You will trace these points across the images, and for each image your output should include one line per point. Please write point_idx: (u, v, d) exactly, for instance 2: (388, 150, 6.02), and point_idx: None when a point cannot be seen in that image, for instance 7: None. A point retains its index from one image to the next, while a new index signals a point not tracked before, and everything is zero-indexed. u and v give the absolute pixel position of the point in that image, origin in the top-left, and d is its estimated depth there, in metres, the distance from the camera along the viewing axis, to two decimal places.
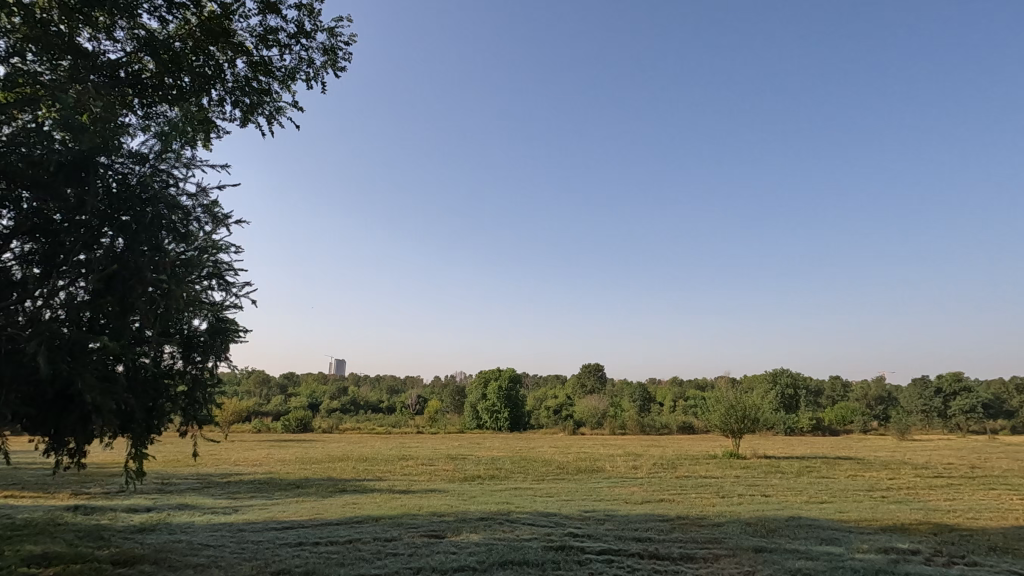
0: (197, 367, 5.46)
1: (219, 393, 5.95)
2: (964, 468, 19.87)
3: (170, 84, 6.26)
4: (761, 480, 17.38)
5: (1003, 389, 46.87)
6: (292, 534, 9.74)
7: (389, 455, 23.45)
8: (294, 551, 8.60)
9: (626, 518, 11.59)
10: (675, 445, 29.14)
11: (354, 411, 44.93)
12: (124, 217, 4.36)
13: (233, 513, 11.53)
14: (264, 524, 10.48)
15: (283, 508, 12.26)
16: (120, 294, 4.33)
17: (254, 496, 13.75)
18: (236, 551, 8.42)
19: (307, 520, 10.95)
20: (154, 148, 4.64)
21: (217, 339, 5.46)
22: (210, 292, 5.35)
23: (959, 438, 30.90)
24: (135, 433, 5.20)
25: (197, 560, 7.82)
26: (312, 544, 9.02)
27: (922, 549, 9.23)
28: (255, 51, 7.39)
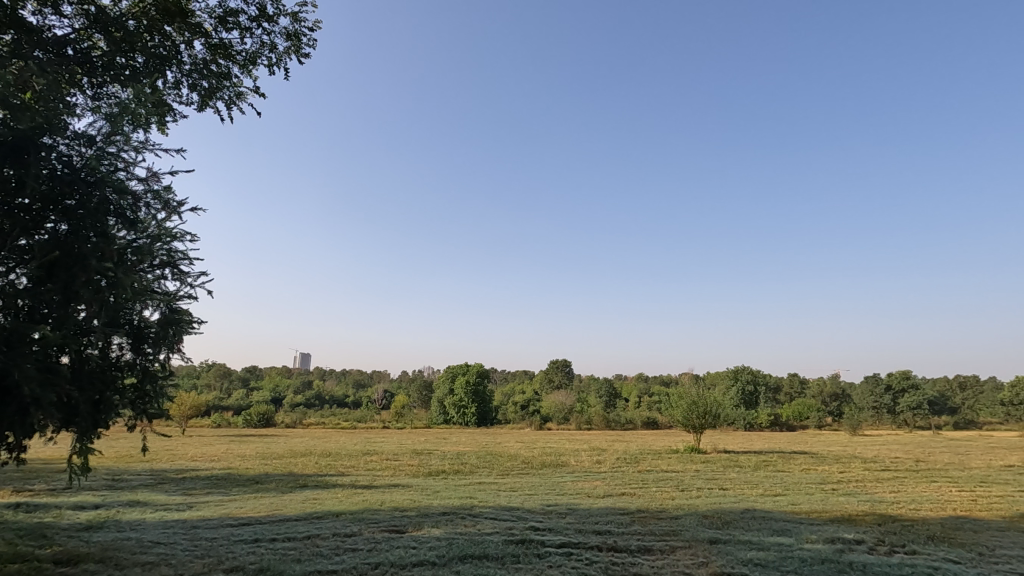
0: (148, 359, 5.13)
1: (173, 386, 5.64)
2: (909, 461, 20.82)
3: (123, 64, 5.90)
4: (719, 474, 17.84)
5: (947, 386, 49.19)
6: (248, 530, 9.46)
7: (352, 450, 23.12)
8: (249, 547, 8.36)
9: (587, 512, 11.70)
10: (639, 439, 29.66)
11: (318, 406, 44.10)
12: (69, 202, 4.20)
13: (187, 509, 11.16)
14: (219, 521, 10.16)
15: (240, 504, 11.93)
16: (63, 282, 4.07)
17: (210, 492, 13.33)
18: (189, 549, 8.14)
19: (264, 516, 10.67)
20: (101, 131, 4.43)
21: (168, 330, 5.09)
22: (162, 281, 5.15)
23: (906, 433, 32.31)
24: (79, 427, 4.86)
25: (146, 558, 7.52)
26: (268, 541, 8.79)
27: (866, 539, 9.60)
28: (214, 33, 7.06)
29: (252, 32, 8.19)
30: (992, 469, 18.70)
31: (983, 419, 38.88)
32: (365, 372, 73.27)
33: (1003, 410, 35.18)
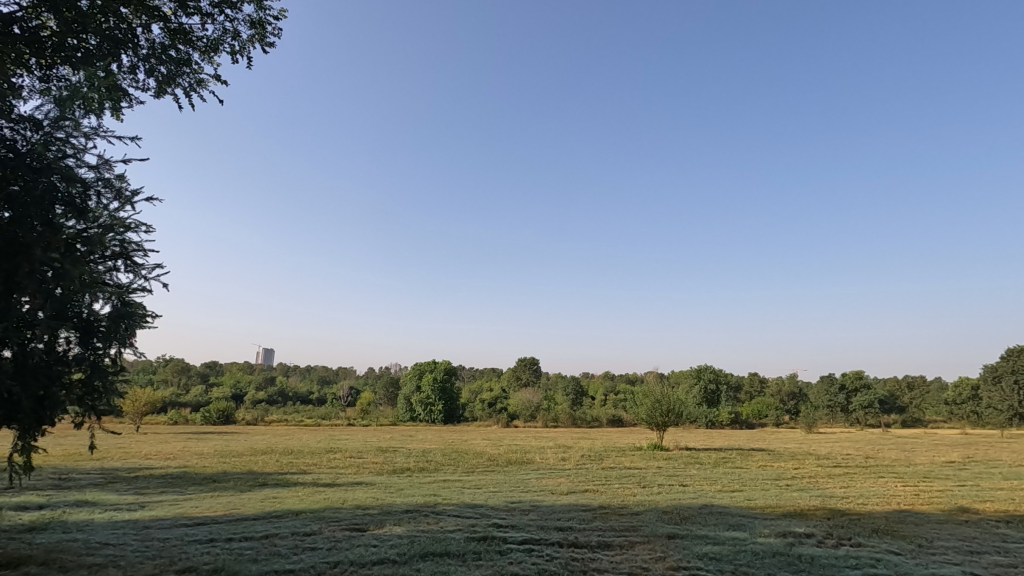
0: (97, 354, 4.95)
1: (125, 383, 5.46)
2: (859, 458, 21.77)
3: (75, 46, 5.68)
4: (679, 470, 18.31)
5: (896, 385, 51.54)
6: (204, 530, 9.27)
7: (316, 447, 22.78)
8: (204, 548, 8.20)
9: (550, 509, 11.87)
10: (604, 437, 30.13)
11: (282, 403, 43.21)
12: (13, 187, 4.04)
13: (139, 510, 10.83)
14: (173, 521, 9.92)
15: (196, 503, 11.64)
16: (5, 272, 3.92)
17: (165, 491, 12.96)
18: (139, 550, 7.93)
19: (220, 516, 10.46)
20: (49, 115, 4.30)
21: (120, 323, 4.97)
22: (114, 273, 5.01)
23: (857, 432, 33.70)
24: (23, 424, 4.72)
25: (93, 560, 7.31)
26: (224, 541, 8.63)
27: (816, 533, 10.04)
28: (173, 17, 6.86)
29: (213, 18, 8.00)
30: (934, 465, 19.72)
31: (929, 417, 40.89)
32: (330, 368, 72.02)
33: (947, 409, 37.08)
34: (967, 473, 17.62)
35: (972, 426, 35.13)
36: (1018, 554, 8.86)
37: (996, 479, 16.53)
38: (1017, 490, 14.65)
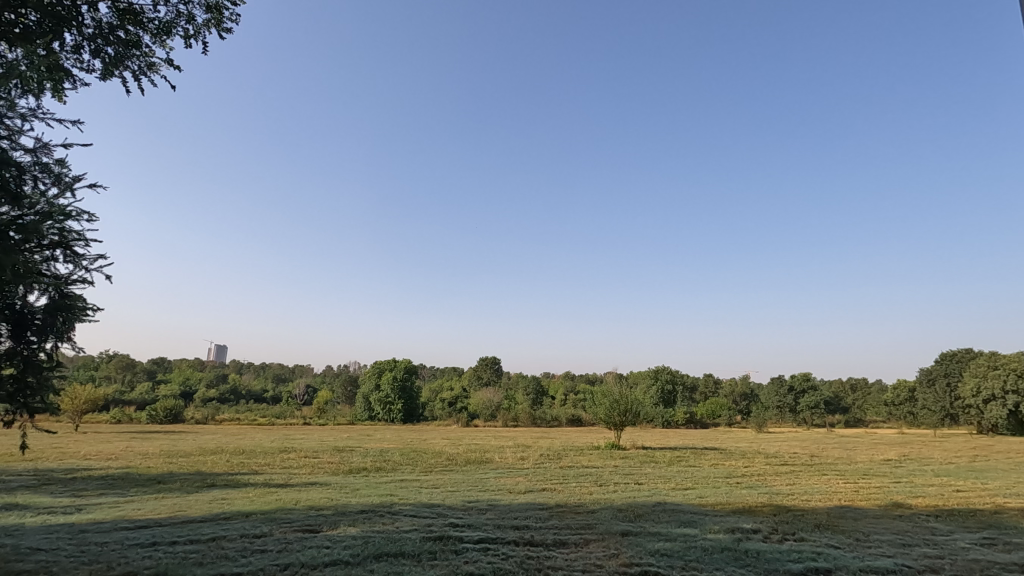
0: (31, 348, 4.70)
1: (61, 380, 5.18)
2: (805, 457, 22.69)
3: (12, 20, 5.31)
4: (635, 469, 18.66)
5: (840, 386, 54.01)
6: (146, 534, 8.89)
7: (269, 447, 22.13)
8: (145, 552, 7.87)
9: (508, 508, 11.90)
10: (563, 437, 30.39)
11: (234, 401, 41.82)
12: None
13: (75, 513, 10.29)
14: (113, 524, 9.46)
15: (138, 505, 11.14)
16: None
17: (104, 493, 12.34)
18: (74, 555, 7.53)
19: (165, 518, 10.05)
20: None
21: (57, 317, 4.67)
22: (52, 264, 4.77)
23: (804, 431, 35.14)
24: None
25: (23, 566, 6.90)
26: (168, 544, 8.30)
27: (762, 528, 10.41)
28: None
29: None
30: (872, 463, 20.77)
31: (870, 418, 43.04)
32: (286, 366, 70.05)
33: (886, 409, 39.12)
34: (903, 470, 18.60)
35: (908, 426, 37.16)
36: (945, 545, 9.41)
37: (928, 476, 17.54)
38: (946, 486, 15.58)
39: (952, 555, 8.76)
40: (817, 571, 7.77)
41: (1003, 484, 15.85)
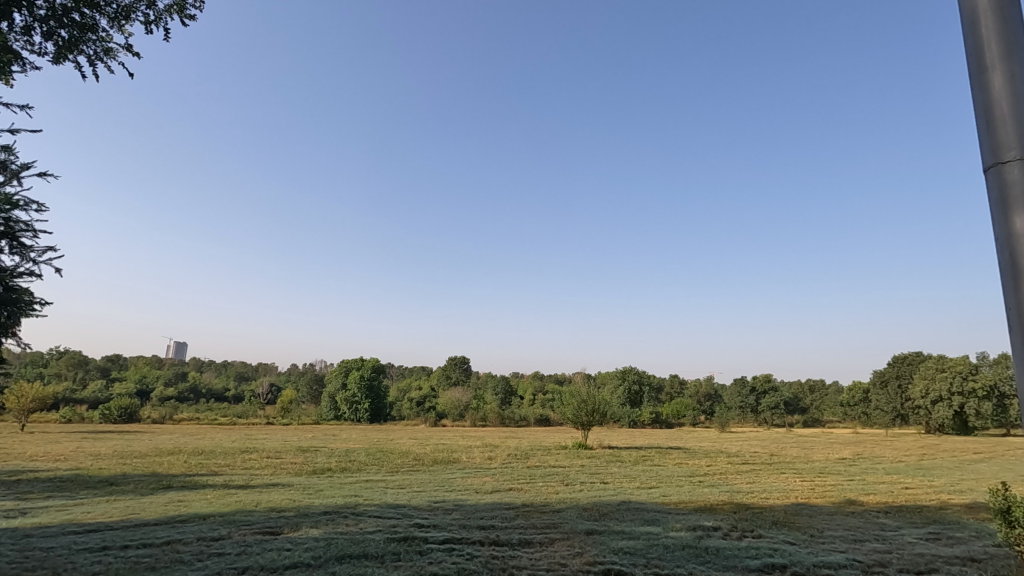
0: None
1: (5, 377, 4.94)
2: (765, 456, 23.30)
3: None
4: (602, 468, 18.86)
5: (799, 387, 55.69)
6: (95, 538, 8.52)
7: (230, 447, 21.49)
8: (94, 557, 7.54)
9: (474, 508, 11.85)
10: (531, 437, 30.41)
11: (193, 400, 40.51)
12: None
13: (19, 517, 9.79)
14: (60, 528, 9.04)
15: (88, 508, 10.67)
16: None
17: (51, 496, 11.76)
18: (16, 561, 7.15)
19: (116, 521, 9.65)
20: None
21: (3, 311, 4.40)
22: None
23: (765, 431, 36.06)
24: None
25: None
26: (119, 549, 7.98)
27: (723, 526, 10.63)
28: None
29: None
30: (828, 461, 21.48)
31: (826, 418, 44.50)
32: (249, 364, 68.23)
33: (842, 410, 40.52)
34: (856, 469, 19.27)
35: (862, 426, 38.58)
36: (894, 540, 9.79)
37: (879, 474, 18.23)
38: (896, 483, 16.23)
39: (900, 550, 9.11)
40: (774, 566, 7.99)
41: (947, 481, 16.60)
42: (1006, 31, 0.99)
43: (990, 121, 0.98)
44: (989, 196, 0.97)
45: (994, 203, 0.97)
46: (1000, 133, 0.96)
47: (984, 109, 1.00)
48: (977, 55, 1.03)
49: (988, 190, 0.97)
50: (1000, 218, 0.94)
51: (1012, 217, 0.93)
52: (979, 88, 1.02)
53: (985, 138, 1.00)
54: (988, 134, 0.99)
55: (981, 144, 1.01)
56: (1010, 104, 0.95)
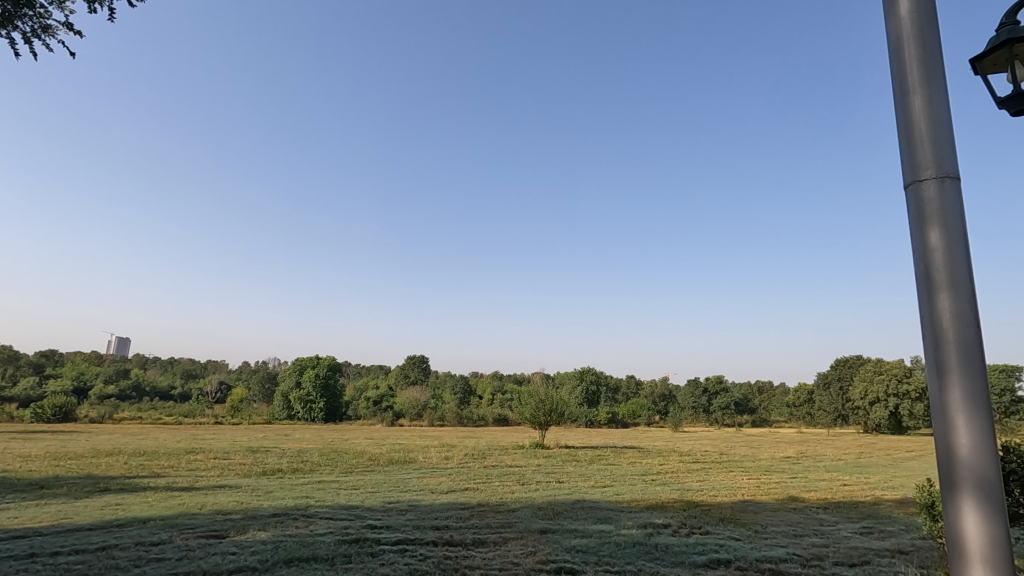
0: None
1: None
2: (715, 455, 24.02)
3: None
4: (558, 468, 19.04)
5: (748, 387, 57.73)
6: (22, 544, 8.01)
7: (174, 448, 20.58)
8: (20, 564, 7.10)
9: (429, 508, 11.76)
10: (488, 436, 30.34)
11: (136, 398, 38.52)
12: None
13: None
14: None
15: (15, 513, 10.01)
16: None
17: None
18: None
19: (46, 527, 9.09)
20: None
21: None
22: None
23: (716, 431, 37.14)
24: None
25: None
26: (48, 555, 7.52)
27: (672, 523, 10.91)
28: None
29: None
30: (773, 460, 22.32)
31: (773, 418, 46.20)
32: (197, 360, 65.40)
33: (787, 411, 42.19)
34: (799, 467, 20.10)
35: (806, 425, 40.29)
36: (831, 535, 10.28)
37: (820, 471, 19.08)
38: (835, 481, 17.03)
39: (836, 544, 9.56)
40: (719, 562, 8.25)
41: (881, 478, 17.54)
42: (926, 56, 1.07)
43: (910, 136, 1.05)
44: (909, 211, 1.04)
45: (912, 217, 1.05)
46: (917, 152, 1.04)
47: (902, 128, 1.08)
48: (902, 77, 1.11)
49: (911, 203, 1.05)
50: (914, 230, 1.02)
51: (924, 230, 1.01)
52: (900, 108, 1.09)
53: (907, 155, 1.07)
54: (907, 151, 1.06)
55: (904, 159, 1.09)
56: (926, 124, 1.03)
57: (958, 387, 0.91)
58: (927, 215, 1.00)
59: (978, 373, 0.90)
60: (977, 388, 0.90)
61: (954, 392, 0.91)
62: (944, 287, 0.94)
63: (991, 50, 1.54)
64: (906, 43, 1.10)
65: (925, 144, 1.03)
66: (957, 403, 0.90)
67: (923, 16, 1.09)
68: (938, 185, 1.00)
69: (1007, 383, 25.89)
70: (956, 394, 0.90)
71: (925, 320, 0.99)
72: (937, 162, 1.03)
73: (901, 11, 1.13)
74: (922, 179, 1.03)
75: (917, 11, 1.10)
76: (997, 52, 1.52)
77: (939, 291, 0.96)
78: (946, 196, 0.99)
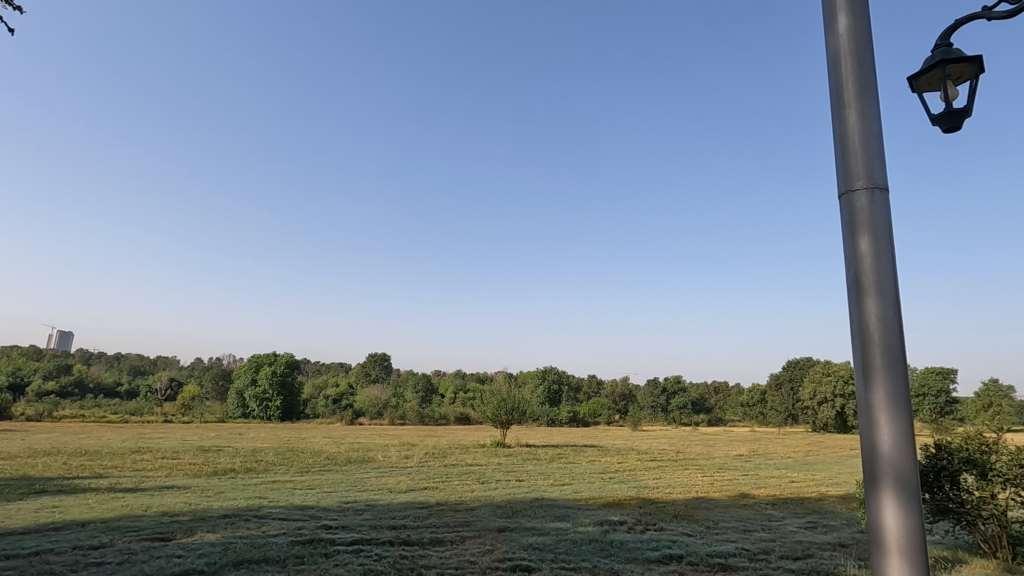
0: None
1: None
2: (671, 453, 24.56)
3: None
4: (518, 466, 19.09)
5: (705, 387, 59.32)
6: None
7: (118, 447, 19.64)
8: None
9: (386, 507, 11.60)
10: (450, 435, 30.15)
11: (78, 395, 36.53)
12: None
13: None
14: None
15: None
16: None
17: None
18: None
19: None
20: None
21: None
22: None
23: (674, 429, 37.95)
24: None
25: None
26: None
27: (628, 520, 11.10)
28: None
29: None
30: (727, 458, 22.98)
31: (728, 417, 47.53)
32: (146, 357, 62.58)
33: (741, 410, 43.54)
34: (750, 464, 20.79)
35: (759, 425, 41.61)
36: (778, 530, 10.66)
37: (770, 469, 19.76)
38: (783, 478, 17.68)
39: (782, 538, 9.93)
40: (671, 557, 8.45)
41: (826, 475, 18.31)
42: (860, 76, 1.19)
43: (847, 153, 1.17)
44: (844, 217, 1.16)
45: (844, 223, 1.17)
46: (851, 165, 1.15)
47: (840, 144, 1.18)
48: (837, 93, 1.22)
49: (845, 211, 1.16)
50: (847, 238, 1.15)
51: (856, 237, 1.14)
52: (837, 123, 1.20)
53: (842, 169, 1.19)
54: (844, 164, 1.18)
55: (840, 172, 1.20)
56: (860, 140, 1.15)
57: (880, 388, 1.05)
58: (860, 223, 1.12)
59: (898, 376, 1.04)
60: (898, 389, 1.05)
61: (878, 393, 1.05)
62: (871, 293, 1.08)
63: (926, 69, 1.78)
64: (843, 59, 1.22)
65: (858, 158, 1.15)
66: (882, 402, 1.05)
67: (857, 38, 1.20)
68: (870, 197, 1.11)
69: (943, 385, 27.34)
70: (879, 394, 1.05)
71: (855, 324, 1.12)
72: (868, 175, 1.15)
73: (840, 29, 1.23)
74: (857, 191, 1.14)
75: (853, 31, 1.21)
76: (932, 70, 1.77)
77: (866, 297, 1.10)
78: (877, 206, 1.11)
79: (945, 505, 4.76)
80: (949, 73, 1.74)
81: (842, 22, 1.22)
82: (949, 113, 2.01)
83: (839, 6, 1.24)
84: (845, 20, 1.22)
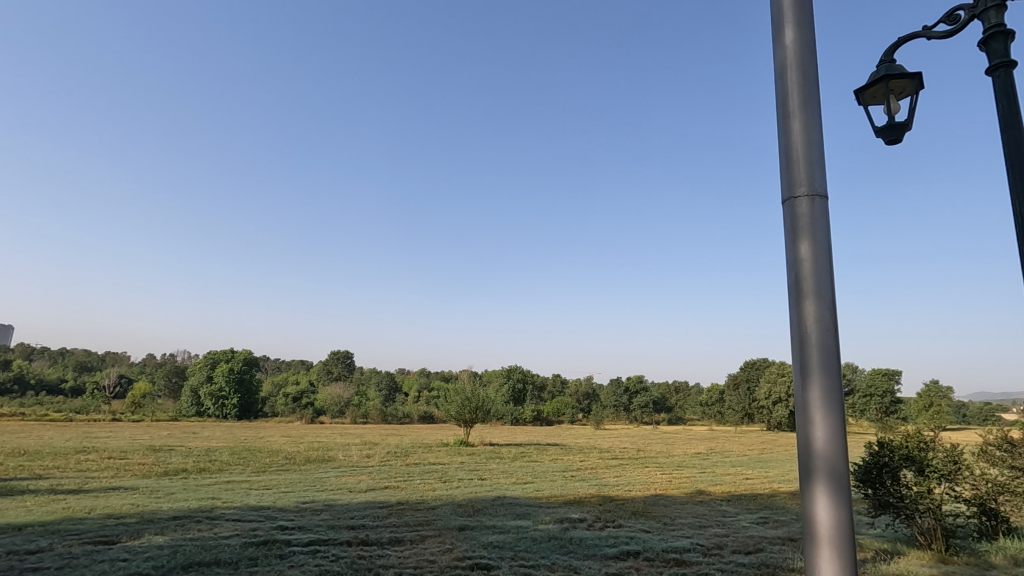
0: None
1: None
2: (631, 451, 24.91)
3: None
4: (481, 465, 19.03)
5: (665, 387, 60.38)
6: None
7: (60, 447, 18.64)
8: None
9: (345, 507, 11.39)
10: (412, 433, 29.80)
11: (17, 393, 34.47)
12: None
13: None
14: None
15: None
16: None
17: None
18: None
19: None
20: None
21: None
22: None
23: (636, 428, 38.51)
24: None
25: None
26: None
27: (587, 518, 11.23)
28: None
29: None
30: (685, 456, 23.44)
31: (688, 416, 48.55)
32: (93, 352, 59.61)
33: (700, 409, 44.57)
34: (707, 462, 21.29)
35: (716, 424, 42.67)
36: (731, 525, 10.97)
37: (725, 466, 20.29)
38: (738, 475, 18.18)
39: (735, 533, 10.22)
40: (628, 553, 8.58)
41: (778, 472, 18.94)
42: (804, 85, 1.22)
43: (789, 160, 1.20)
44: (786, 223, 1.19)
45: (787, 229, 1.20)
46: (794, 172, 1.18)
47: (784, 151, 1.21)
48: (782, 101, 1.25)
49: (787, 217, 1.20)
50: (789, 243, 1.18)
51: (797, 243, 1.17)
52: (781, 131, 1.24)
53: (784, 175, 1.22)
54: (787, 170, 1.21)
55: (783, 177, 1.23)
56: (803, 147, 1.18)
57: (817, 387, 1.09)
58: (800, 229, 1.15)
59: (833, 374, 1.08)
60: (831, 388, 1.08)
61: (815, 392, 1.09)
62: (808, 295, 1.12)
63: (871, 83, 1.86)
64: (790, 70, 1.25)
65: (801, 165, 1.18)
66: (817, 399, 1.08)
67: (803, 50, 1.23)
68: (811, 203, 1.14)
69: (888, 386, 28.62)
70: (816, 392, 1.08)
71: (792, 323, 1.16)
72: (810, 180, 1.18)
73: (787, 41, 1.27)
74: (798, 198, 1.17)
75: (799, 44, 1.25)
76: (876, 84, 1.84)
77: (805, 299, 1.13)
78: (816, 211, 1.15)
79: (886, 500, 4.98)
80: (892, 87, 1.82)
81: (789, 34, 1.25)
82: (889, 125, 2.10)
83: (785, 18, 1.27)
84: (791, 33, 1.25)
